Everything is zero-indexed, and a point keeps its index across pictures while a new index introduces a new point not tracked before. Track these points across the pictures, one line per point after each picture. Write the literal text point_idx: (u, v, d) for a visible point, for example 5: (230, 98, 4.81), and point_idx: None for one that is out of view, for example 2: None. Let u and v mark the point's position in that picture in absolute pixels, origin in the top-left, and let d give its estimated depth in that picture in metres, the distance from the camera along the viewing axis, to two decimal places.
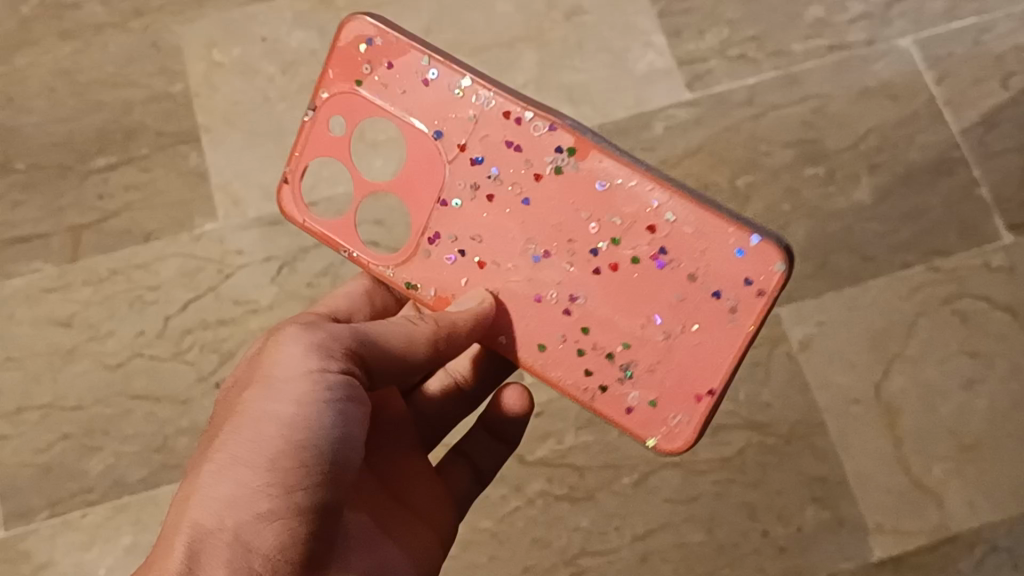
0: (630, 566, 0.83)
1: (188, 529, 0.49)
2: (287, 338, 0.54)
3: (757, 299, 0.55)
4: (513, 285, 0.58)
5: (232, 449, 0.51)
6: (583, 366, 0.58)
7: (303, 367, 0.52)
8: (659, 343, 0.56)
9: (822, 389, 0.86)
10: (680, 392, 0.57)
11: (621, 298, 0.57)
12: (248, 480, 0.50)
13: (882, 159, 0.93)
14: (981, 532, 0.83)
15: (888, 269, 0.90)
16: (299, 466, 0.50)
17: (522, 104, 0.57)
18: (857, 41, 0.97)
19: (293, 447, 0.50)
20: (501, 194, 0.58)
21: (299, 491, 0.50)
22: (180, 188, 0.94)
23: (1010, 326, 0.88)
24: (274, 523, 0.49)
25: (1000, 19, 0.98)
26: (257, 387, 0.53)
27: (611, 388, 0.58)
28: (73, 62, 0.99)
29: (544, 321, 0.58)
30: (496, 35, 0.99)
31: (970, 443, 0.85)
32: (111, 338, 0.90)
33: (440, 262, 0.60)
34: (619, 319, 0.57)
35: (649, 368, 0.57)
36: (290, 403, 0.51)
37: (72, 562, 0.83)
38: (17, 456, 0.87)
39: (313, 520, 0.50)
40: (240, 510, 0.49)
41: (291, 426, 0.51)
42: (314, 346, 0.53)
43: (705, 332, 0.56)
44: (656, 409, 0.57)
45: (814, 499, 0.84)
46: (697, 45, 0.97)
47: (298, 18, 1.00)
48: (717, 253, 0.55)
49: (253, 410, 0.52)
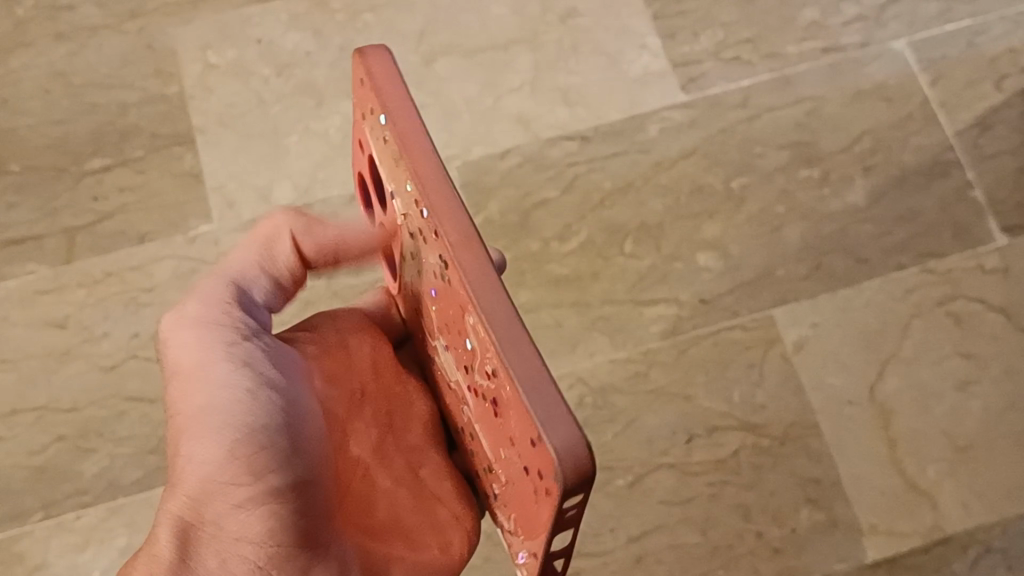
0: (624, 568, 0.82)
1: (175, 528, 0.52)
2: (168, 328, 0.54)
3: (548, 500, 0.39)
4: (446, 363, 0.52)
5: (187, 450, 0.52)
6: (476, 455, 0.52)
7: (221, 347, 0.53)
8: (510, 478, 0.46)
9: (816, 390, 0.87)
10: (523, 535, 0.46)
11: (489, 421, 0.46)
12: (216, 475, 0.52)
13: (876, 161, 0.94)
14: (975, 533, 0.83)
15: (882, 271, 0.90)
16: (259, 450, 0.52)
17: (425, 197, 0.42)
18: (851, 43, 0.98)
19: (249, 434, 0.52)
20: (431, 275, 0.48)
21: (267, 472, 0.52)
22: (175, 189, 0.94)
23: (1004, 328, 0.88)
24: (251, 508, 0.52)
25: (993, 22, 0.98)
26: (183, 380, 0.53)
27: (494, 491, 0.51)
28: (68, 64, 0.99)
29: (457, 399, 0.53)
30: (491, 37, 0.99)
31: (964, 444, 0.85)
32: (105, 340, 0.90)
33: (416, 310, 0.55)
34: (489, 438, 0.48)
35: (508, 497, 0.48)
36: (226, 391, 0.52)
37: (66, 563, 0.83)
38: (11, 458, 0.86)
39: (291, 496, 0.52)
40: (217, 502, 0.52)
41: (232, 413, 0.52)
42: (217, 319, 0.54)
43: (527, 495, 0.43)
44: (514, 535, 0.48)
45: (808, 500, 0.84)
46: (692, 47, 0.98)
47: (293, 21, 1.00)
48: (523, 435, 0.39)
49: (190, 408, 0.52)
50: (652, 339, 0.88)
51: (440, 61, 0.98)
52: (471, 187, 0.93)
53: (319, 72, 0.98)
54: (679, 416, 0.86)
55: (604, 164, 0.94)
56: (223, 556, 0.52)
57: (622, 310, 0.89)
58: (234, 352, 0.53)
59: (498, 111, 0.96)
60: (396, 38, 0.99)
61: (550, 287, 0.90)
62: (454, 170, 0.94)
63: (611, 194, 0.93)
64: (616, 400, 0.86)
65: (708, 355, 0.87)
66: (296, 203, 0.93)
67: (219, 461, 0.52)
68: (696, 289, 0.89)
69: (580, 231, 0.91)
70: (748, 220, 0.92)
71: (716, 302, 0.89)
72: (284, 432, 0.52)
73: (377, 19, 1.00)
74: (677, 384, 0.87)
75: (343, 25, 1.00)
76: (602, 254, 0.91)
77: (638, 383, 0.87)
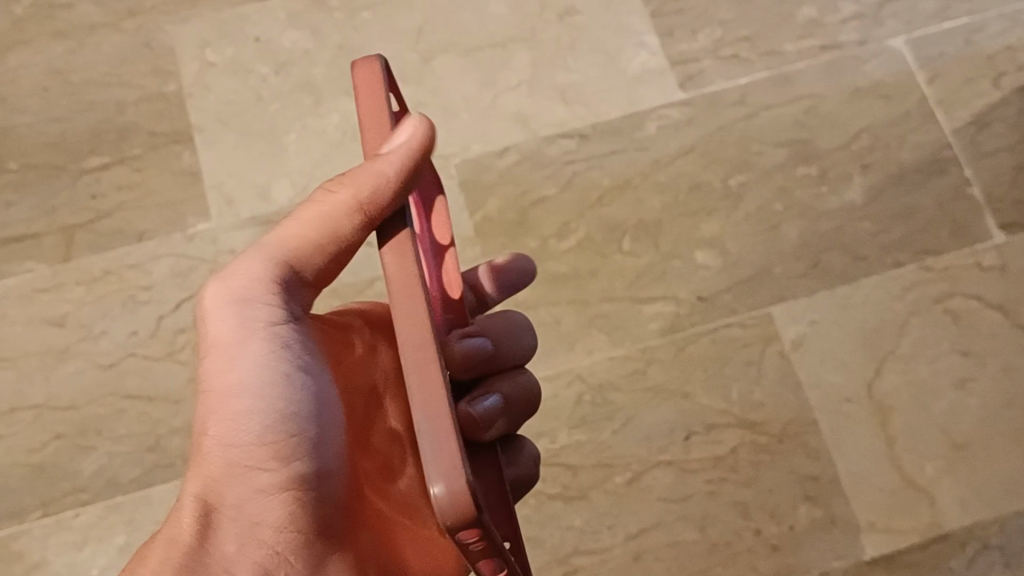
0: (623, 565, 0.83)
1: (198, 501, 0.54)
2: (212, 299, 0.54)
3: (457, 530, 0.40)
4: None
5: (219, 426, 0.54)
6: None
7: (260, 326, 0.53)
8: None
9: (814, 387, 0.87)
10: None
11: None
12: (244, 456, 0.54)
13: (874, 159, 0.94)
14: (973, 530, 0.83)
15: (880, 269, 0.90)
16: (290, 437, 0.53)
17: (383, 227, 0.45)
18: (849, 41, 0.98)
19: (280, 418, 0.53)
20: None
21: (297, 459, 0.54)
22: (174, 187, 0.94)
23: (1001, 325, 0.88)
24: (275, 494, 0.54)
25: (991, 19, 0.98)
26: (223, 356, 0.54)
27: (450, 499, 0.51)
28: (66, 63, 0.99)
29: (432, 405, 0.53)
30: (489, 35, 0.99)
31: (962, 441, 0.85)
32: (104, 338, 0.90)
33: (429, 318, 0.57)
34: None
35: None
36: (263, 373, 0.53)
37: (65, 561, 0.83)
38: (10, 456, 0.86)
39: (315, 486, 0.54)
40: (243, 484, 0.54)
41: (266, 400, 0.53)
42: (256, 299, 0.53)
43: None
44: None
45: (806, 497, 0.84)
46: (690, 45, 0.98)
47: (292, 19, 1.00)
48: None
49: (228, 383, 0.54)
50: (650, 337, 0.88)
51: (438, 59, 0.98)
52: (469, 184, 0.93)
53: (318, 70, 0.98)
54: (677, 413, 0.86)
55: (603, 161, 0.94)
56: (239, 537, 0.54)
57: (621, 307, 0.89)
58: (273, 338, 0.53)
59: (496, 109, 0.96)
60: (394, 36, 0.99)
61: (548, 285, 0.90)
62: (453, 168, 0.94)
63: (609, 191, 0.93)
64: (614, 398, 0.86)
65: (707, 353, 0.87)
66: (294, 201, 0.93)
67: (249, 442, 0.53)
68: (694, 287, 0.90)
69: (578, 229, 0.92)
70: (746, 218, 0.92)
71: (714, 299, 0.89)
72: (317, 423, 0.54)
73: (375, 18, 1.00)
74: (675, 382, 0.87)
75: (341, 23, 1.00)
76: (601, 252, 0.91)
77: (636, 381, 0.87)
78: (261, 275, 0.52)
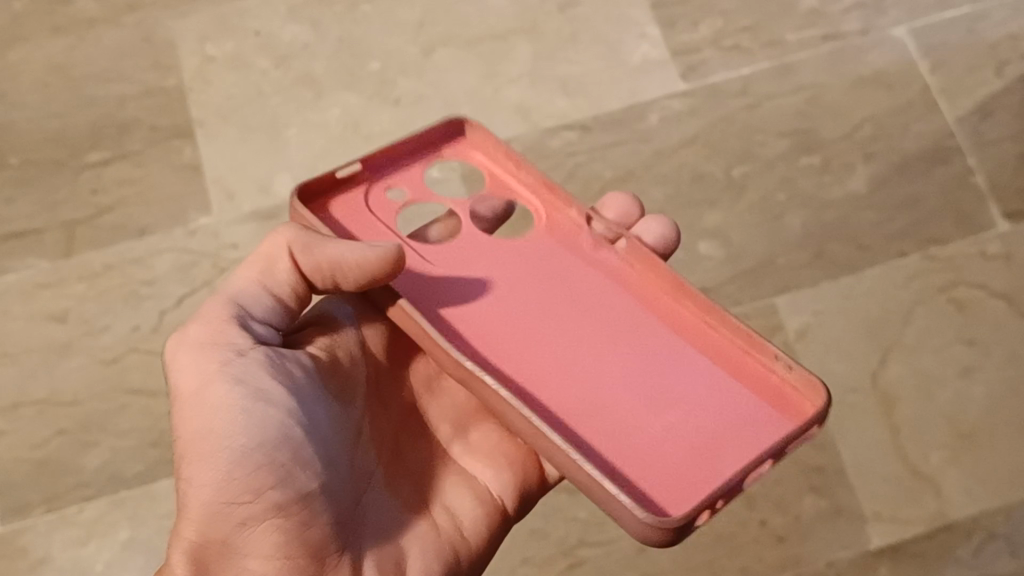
0: (629, 557, 0.82)
1: (184, 552, 0.51)
2: (172, 349, 0.53)
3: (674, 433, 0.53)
4: (608, 286, 0.59)
5: (188, 469, 0.51)
6: (692, 330, 0.57)
7: (212, 369, 0.52)
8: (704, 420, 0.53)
9: (819, 377, 0.86)
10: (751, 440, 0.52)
11: (651, 393, 0.54)
12: (215, 496, 0.50)
13: (877, 148, 0.93)
14: (979, 520, 0.83)
15: (884, 258, 0.90)
16: (258, 467, 0.50)
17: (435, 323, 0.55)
18: (851, 31, 0.97)
19: (245, 450, 0.50)
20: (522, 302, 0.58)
21: (269, 488, 0.50)
22: (175, 182, 0.94)
23: (1006, 314, 0.88)
24: (261, 527, 0.50)
25: (993, 8, 0.98)
26: (184, 403, 0.52)
27: (719, 358, 0.55)
28: (66, 58, 0.99)
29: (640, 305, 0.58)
30: (490, 27, 0.99)
31: (967, 430, 0.85)
32: (106, 333, 0.90)
33: (587, 244, 0.61)
34: (670, 383, 0.54)
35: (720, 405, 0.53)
36: (222, 411, 0.51)
37: (69, 557, 0.83)
38: (11, 452, 0.86)
39: (303, 511, 0.51)
40: (222, 524, 0.50)
41: (233, 431, 0.50)
42: (211, 343, 0.53)
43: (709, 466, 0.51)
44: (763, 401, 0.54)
45: (811, 487, 0.84)
46: (691, 36, 0.97)
47: (292, 13, 1.00)
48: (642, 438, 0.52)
49: (191, 426, 0.51)
50: None
51: (439, 52, 0.98)
52: None
53: (319, 64, 0.98)
54: None
55: (605, 153, 0.93)
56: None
57: None
58: (230, 371, 0.52)
59: (498, 101, 0.96)
60: (395, 29, 0.99)
61: None
62: None
63: (612, 183, 0.92)
64: None
65: None
66: None
67: (217, 480, 0.50)
68: (698, 277, 0.89)
69: None
70: (749, 208, 0.92)
71: (717, 291, 0.89)
72: (292, 444, 0.51)
73: (375, 11, 1.00)
74: None
75: (341, 17, 1.00)
76: None
77: None
78: (226, 320, 0.53)
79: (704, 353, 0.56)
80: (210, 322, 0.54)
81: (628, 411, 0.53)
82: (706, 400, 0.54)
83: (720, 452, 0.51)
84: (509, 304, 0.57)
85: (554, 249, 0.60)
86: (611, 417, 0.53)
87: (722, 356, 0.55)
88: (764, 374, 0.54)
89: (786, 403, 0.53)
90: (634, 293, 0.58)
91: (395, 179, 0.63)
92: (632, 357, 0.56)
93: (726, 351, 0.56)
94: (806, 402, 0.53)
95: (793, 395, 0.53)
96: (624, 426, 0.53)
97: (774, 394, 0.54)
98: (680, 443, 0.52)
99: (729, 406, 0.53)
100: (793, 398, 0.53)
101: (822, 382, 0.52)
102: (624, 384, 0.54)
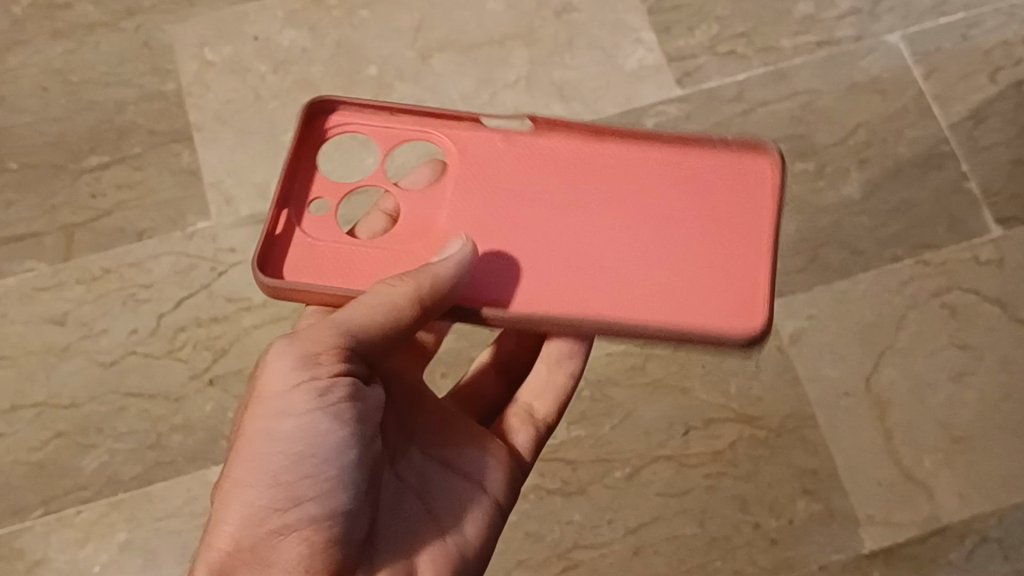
0: (622, 559, 0.83)
1: (210, 550, 0.52)
2: (273, 354, 0.54)
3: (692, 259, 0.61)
4: (556, 164, 0.63)
5: (237, 469, 0.52)
6: (640, 163, 0.63)
7: (296, 381, 0.53)
8: (705, 223, 0.61)
9: (812, 381, 0.87)
10: (744, 208, 0.61)
11: (657, 236, 0.61)
12: (255, 501, 0.52)
13: (871, 154, 0.94)
14: (971, 524, 0.83)
15: (877, 263, 0.90)
16: (308, 480, 0.52)
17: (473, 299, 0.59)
18: (846, 37, 0.98)
19: (301, 462, 0.52)
20: (510, 217, 0.62)
21: (310, 501, 0.52)
22: (173, 186, 0.94)
23: (999, 319, 0.88)
24: (290, 537, 0.52)
25: (987, 14, 0.98)
26: (257, 406, 0.53)
27: (675, 168, 0.63)
28: (65, 62, 0.99)
29: (589, 167, 0.63)
30: (486, 33, 0.99)
31: (959, 434, 0.86)
32: (105, 336, 0.90)
33: (510, 138, 0.64)
34: (661, 221, 0.61)
35: (705, 203, 0.62)
36: (292, 421, 0.52)
37: (67, 558, 0.84)
38: (10, 454, 0.87)
39: (332, 525, 0.53)
40: (254, 528, 0.52)
41: (293, 441, 0.52)
42: (304, 357, 0.53)
43: (735, 246, 0.60)
44: (727, 174, 0.62)
45: (805, 491, 0.84)
46: (687, 42, 0.98)
47: (290, 17, 1.00)
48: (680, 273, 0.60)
49: (256, 429, 0.53)
50: None
51: (437, 57, 0.98)
52: None
53: (316, 68, 0.98)
54: (676, 408, 0.87)
55: None
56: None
57: None
58: (311, 387, 0.53)
59: (495, 106, 0.96)
60: (392, 34, 0.99)
61: None
62: None
63: None
64: (613, 393, 0.87)
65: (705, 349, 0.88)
66: None
67: (264, 486, 0.52)
68: None
69: None
70: None
71: None
72: (340, 466, 0.53)
73: (372, 16, 1.00)
74: (674, 377, 0.87)
75: (339, 21, 1.00)
76: None
77: (636, 376, 0.88)
78: (331, 339, 0.54)
79: (667, 177, 0.63)
80: (315, 338, 0.54)
81: (655, 263, 0.60)
82: (698, 213, 0.61)
83: (739, 236, 0.61)
84: (504, 227, 0.62)
85: (501, 160, 0.64)
86: (649, 276, 0.60)
87: (679, 166, 0.63)
88: (715, 156, 0.63)
89: (744, 163, 0.63)
90: (587, 164, 0.63)
91: (306, 195, 0.64)
92: (623, 220, 0.62)
93: (678, 161, 0.63)
94: (751, 152, 0.63)
95: (742, 153, 0.63)
96: (664, 274, 0.60)
97: (735, 166, 0.63)
98: (707, 255, 0.60)
99: (712, 197, 0.62)
100: (746, 157, 0.63)
101: (761, 139, 0.62)
102: (635, 245, 0.61)
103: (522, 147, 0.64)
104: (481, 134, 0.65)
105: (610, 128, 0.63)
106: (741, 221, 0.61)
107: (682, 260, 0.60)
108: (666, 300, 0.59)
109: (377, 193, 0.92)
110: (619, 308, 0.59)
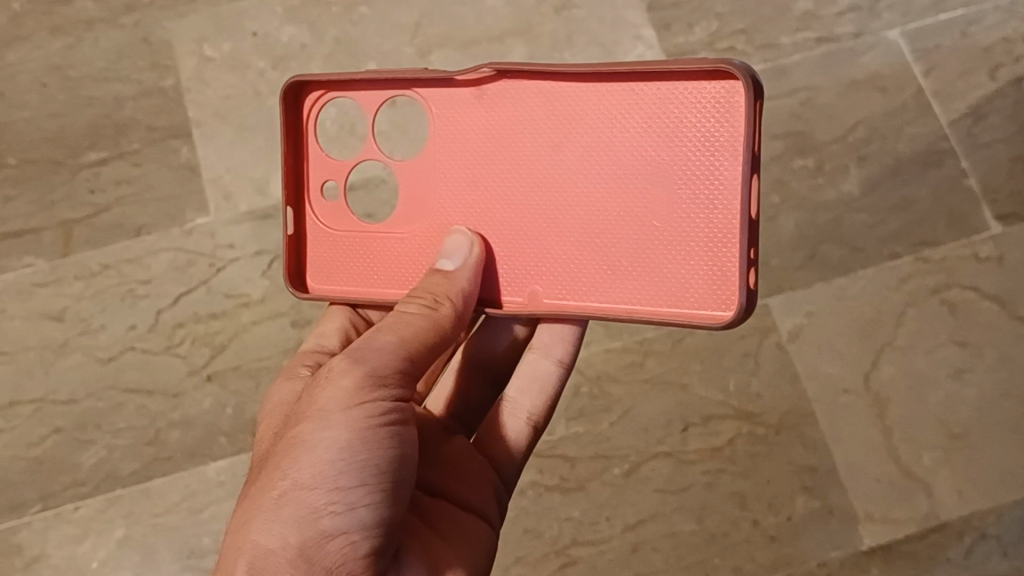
0: (620, 556, 0.84)
1: (250, 550, 0.47)
2: (341, 366, 0.52)
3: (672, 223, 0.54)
4: (522, 125, 0.58)
5: (296, 471, 0.49)
6: (605, 111, 0.56)
7: (368, 393, 0.52)
8: (680, 179, 0.54)
9: (811, 378, 0.87)
10: (719, 156, 0.53)
11: (629, 201, 0.55)
12: (310, 502, 0.48)
13: (871, 151, 0.93)
14: (970, 520, 0.83)
15: (876, 260, 0.90)
16: (367, 486, 0.49)
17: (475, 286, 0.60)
18: (846, 34, 0.96)
19: (362, 469, 0.50)
20: (488, 193, 0.60)
21: (365, 507, 0.49)
22: (171, 182, 0.94)
23: (998, 316, 0.88)
24: (338, 541, 0.48)
25: (987, 11, 0.96)
26: (320, 412, 0.51)
27: (643, 112, 0.55)
28: (64, 58, 0.99)
29: (554, 123, 0.57)
30: (486, 29, 0.99)
31: (958, 431, 0.86)
32: (103, 333, 0.90)
33: (477, 96, 0.60)
34: (633, 181, 0.55)
35: (678, 153, 0.54)
36: (358, 430, 0.50)
37: (65, 554, 0.84)
38: (9, 450, 0.88)
39: (380, 539, 0.49)
40: (303, 529, 0.47)
41: (357, 448, 0.50)
42: (375, 372, 0.52)
43: (713, 205, 0.53)
44: (699, 112, 0.53)
45: (804, 488, 0.84)
46: (686, 38, 0.97)
47: (288, 13, 1.00)
48: (657, 244, 0.54)
49: (319, 433, 0.50)
50: (647, 329, 0.88)
51: (436, 54, 0.98)
52: None
53: (315, 65, 0.98)
54: (675, 404, 0.86)
55: None
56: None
57: None
58: (377, 404, 0.51)
59: None
60: (391, 31, 0.99)
61: None
62: None
63: None
64: (611, 389, 0.87)
65: (704, 346, 0.87)
66: None
67: (323, 487, 0.48)
68: None
69: None
70: None
71: None
72: (393, 479, 0.51)
73: (372, 12, 0.99)
74: (673, 374, 0.87)
75: (338, 18, 0.99)
76: None
77: (635, 372, 0.87)
78: (396, 359, 0.54)
79: (629, 122, 0.55)
80: (386, 355, 0.53)
81: (627, 230, 0.55)
82: (667, 162, 0.54)
83: (714, 185, 0.53)
84: (486, 205, 0.60)
85: (472, 122, 0.60)
86: (624, 248, 0.55)
87: (640, 103, 0.55)
88: (678, 85, 0.54)
89: (718, 95, 0.53)
90: (545, 117, 0.58)
91: (313, 183, 0.65)
92: (594, 186, 0.56)
93: (639, 97, 0.55)
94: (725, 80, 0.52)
95: (719, 81, 0.52)
96: (640, 242, 0.55)
97: (701, 94, 0.53)
98: (680, 216, 0.54)
99: (684, 136, 0.54)
100: (714, 81, 0.53)
101: (726, 60, 0.51)
102: (604, 211, 0.56)
103: (491, 107, 0.59)
104: (450, 95, 0.60)
105: (555, 69, 0.56)
106: (720, 170, 0.53)
107: (656, 222, 0.55)
108: (643, 275, 0.55)
109: (373, 188, 0.92)
110: (595, 289, 0.56)
